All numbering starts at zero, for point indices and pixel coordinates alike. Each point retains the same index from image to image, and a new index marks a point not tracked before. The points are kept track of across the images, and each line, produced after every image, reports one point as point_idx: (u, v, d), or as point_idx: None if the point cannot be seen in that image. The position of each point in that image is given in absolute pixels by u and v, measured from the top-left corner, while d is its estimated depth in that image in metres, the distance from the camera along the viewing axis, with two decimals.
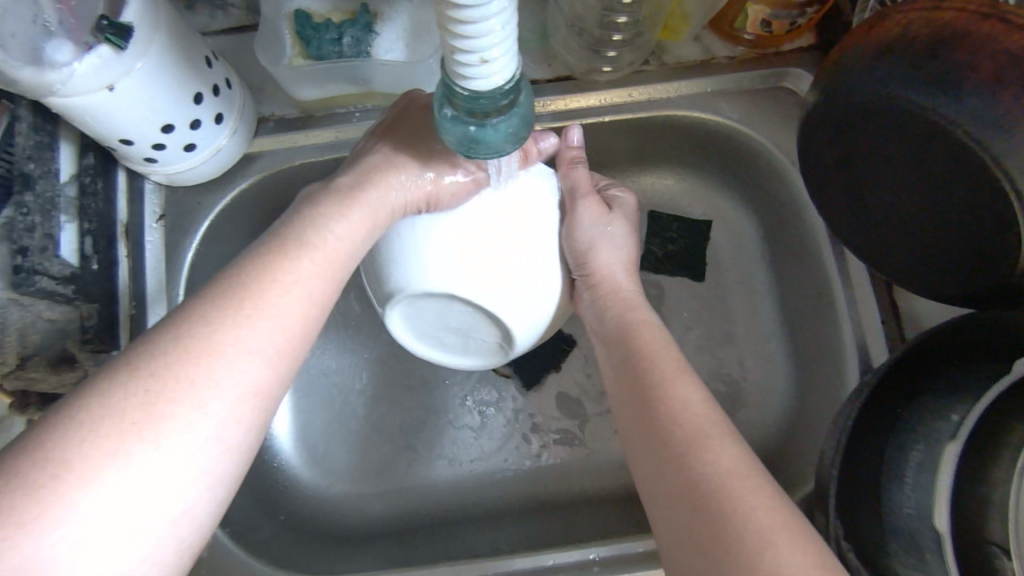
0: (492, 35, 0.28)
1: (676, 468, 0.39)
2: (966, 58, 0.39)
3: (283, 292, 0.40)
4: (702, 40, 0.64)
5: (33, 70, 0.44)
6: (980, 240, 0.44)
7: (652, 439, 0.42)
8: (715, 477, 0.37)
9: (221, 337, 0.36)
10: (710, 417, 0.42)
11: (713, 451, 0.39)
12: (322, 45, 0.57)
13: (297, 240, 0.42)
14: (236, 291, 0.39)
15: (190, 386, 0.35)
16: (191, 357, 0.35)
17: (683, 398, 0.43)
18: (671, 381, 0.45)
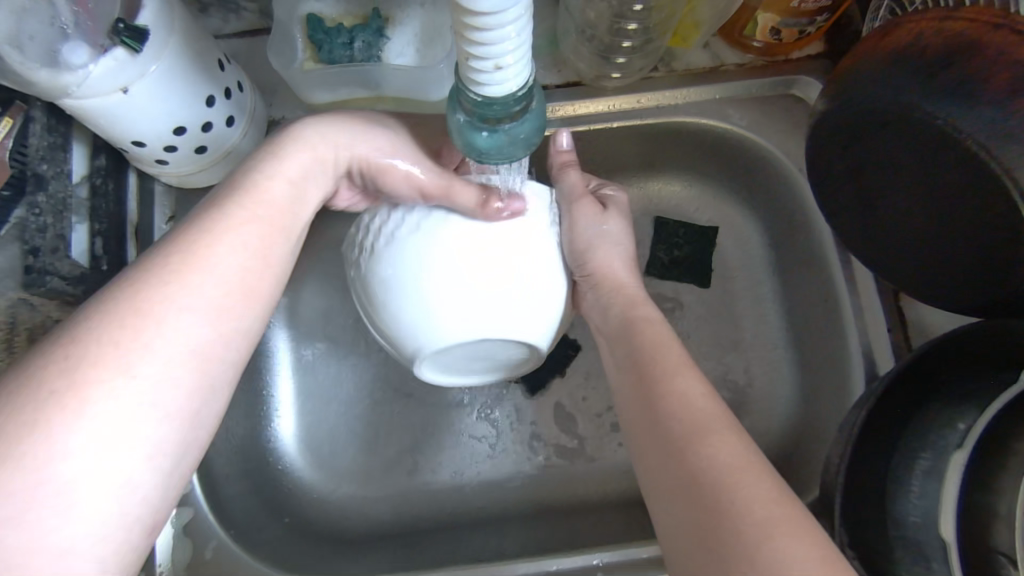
0: (507, 42, 0.29)
1: (675, 459, 0.40)
2: (979, 69, 0.39)
3: (215, 251, 0.40)
4: (711, 47, 0.64)
5: (49, 72, 0.44)
6: (987, 249, 0.44)
7: (655, 433, 0.42)
8: (717, 467, 0.38)
9: (150, 300, 0.37)
10: (712, 410, 0.42)
11: (715, 443, 0.39)
12: (333, 49, 0.58)
13: (233, 192, 0.43)
14: (172, 256, 0.39)
15: (125, 350, 0.35)
16: (122, 322, 0.36)
17: (684, 392, 0.43)
18: (674, 375, 0.45)
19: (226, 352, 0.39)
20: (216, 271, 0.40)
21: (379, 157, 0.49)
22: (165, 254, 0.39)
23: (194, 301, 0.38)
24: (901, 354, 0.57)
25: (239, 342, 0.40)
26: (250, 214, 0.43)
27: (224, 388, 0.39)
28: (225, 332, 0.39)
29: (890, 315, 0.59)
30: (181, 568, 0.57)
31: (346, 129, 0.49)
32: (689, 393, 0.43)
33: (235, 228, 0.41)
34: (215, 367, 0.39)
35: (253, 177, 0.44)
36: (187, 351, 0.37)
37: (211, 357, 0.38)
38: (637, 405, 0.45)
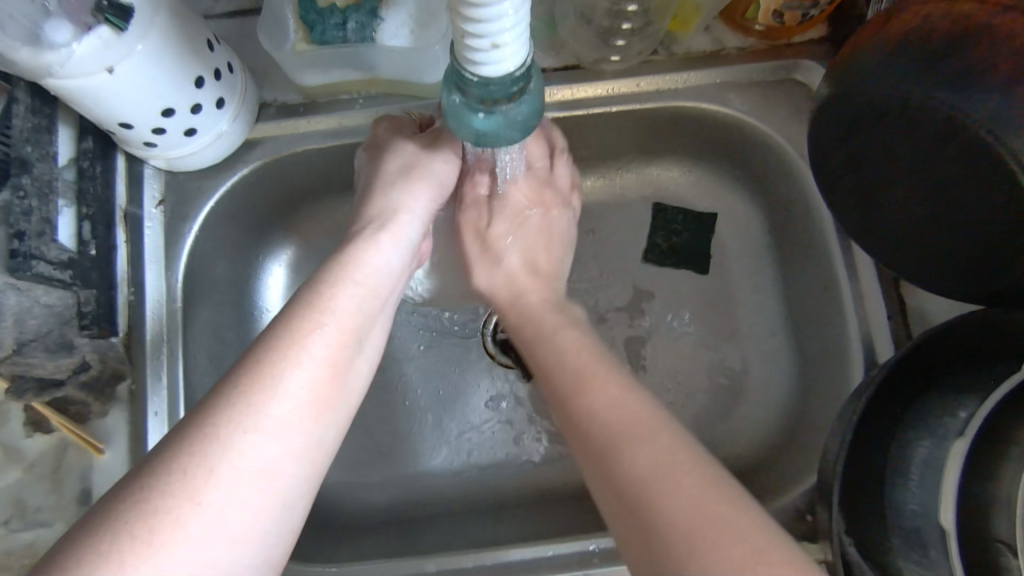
0: (505, 19, 0.27)
1: (603, 474, 0.40)
2: (986, 54, 0.38)
3: (286, 363, 0.39)
4: (713, 31, 0.63)
5: (31, 51, 0.43)
6: (994, 239, 0.43)
7: (593, 460, 0.41)
8: (637, 476, 0.37)
9: (226, 425, 0.36)
10: (635, 414, 0.41)
11: (637, 451, 0.39)
12: (325, 31, 0.56)
13: (311, 303, 0.43)
14: (247, 374, 0.38)
15: (199, 483, 0.34)
16: (199, 455, 0.35)
17: (602, 400, 0.43)
18: (591, 383, 0.44)
19: (297, 469, 0.38)
20: (291, 386, 0.39)
21: (426, 197, 0.54)
22: (241, 371, 0.38)
23: (268, 424, 0.37)
24: (901, 342, 0.57)
25: (313, 459, 0.39)
26: (322, 319, 0.42)
27: (300, 507, 0.38)
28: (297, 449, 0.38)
29: (890, 305, 0.58)
30: None
31: (400, 203, 0.53)
32: (597, 403, 0.42)
33: (308, 338, 0.41)
34: (287, 485, 0.37)
35: (329, 288, 0.44)
36: (257, 475, 0.36)
37: (282, 478, 0.37)
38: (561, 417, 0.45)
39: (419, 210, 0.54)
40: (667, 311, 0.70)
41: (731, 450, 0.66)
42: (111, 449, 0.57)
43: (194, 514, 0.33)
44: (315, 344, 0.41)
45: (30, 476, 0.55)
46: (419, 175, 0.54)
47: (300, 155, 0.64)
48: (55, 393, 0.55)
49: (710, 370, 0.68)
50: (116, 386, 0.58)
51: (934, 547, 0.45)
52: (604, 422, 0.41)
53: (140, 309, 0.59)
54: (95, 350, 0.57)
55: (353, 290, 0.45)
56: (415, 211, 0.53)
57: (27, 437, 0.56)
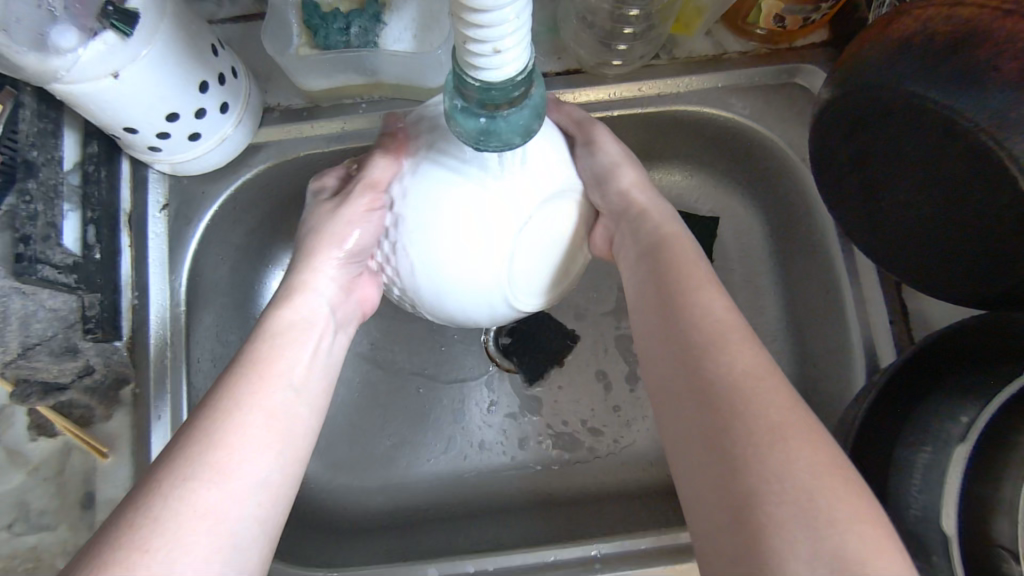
0: (507, 24, 0.28)
1: (690, 365, 0.39)
2: (986, 56, 0.37)
3: (223, 420, 0.40)
4: (714, 35, 0.64)
5: (38, 56, 0.43)
6: (997, 242, 0.43)
7: (681, 351, 0.40)
8: (731, 375, 0.37)
9: (166, 486, 0.36)
10: (733, 325, 0.40)
11: (729, 357, 0.38)
12: (329, 35, 0.57)
13: (258, 360, 0.44)
14: (186, 438, 0.39)
15: (141, 544, 0.34)
16: (139, 519, 0.35)
17: (708, 306, 0.41)
18: (694, 288, 0.43)
19: (247, 515, 0.38)
20: (249, 436, 0.40)
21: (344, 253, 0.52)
22: (175, 438, 0.39)
23: (209, 480, 0.37)
24: (903, 345, 0.57)
25: (265, 504, 0.39)
26: (257, 376, 0.43)
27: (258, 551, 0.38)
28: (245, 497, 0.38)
29: (892, 309, 0.58)
30: None
31: (319, 262, 0.51)
32: (710, 304, 0.41)
33: (245, 394, 0.41)
34: (239, 532, 0.38)
35: (277, 342, 0.45)
36: (202, 529, 0.36)
37: (232, 527, 0.37)
38: (652, 311, 0.43)
39: (336, 265, 0.52)
40: None
41: None
42: (114, 453, 0.58)
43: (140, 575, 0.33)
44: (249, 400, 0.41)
45: (34, 479, 0.56)
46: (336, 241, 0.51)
47: (304, 159, 0.64)
48: (59, 398, 0.56)
49: None
50: (120, 390, 0.59)
51: (936, 553, 0.44)
52: (707, 325, 0.40)
53: (143, 312, 0.59)
54: (99, 355, 0.57)
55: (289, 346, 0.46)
56: (326, 278, 0.51)
57: (31, 441, 0.57)
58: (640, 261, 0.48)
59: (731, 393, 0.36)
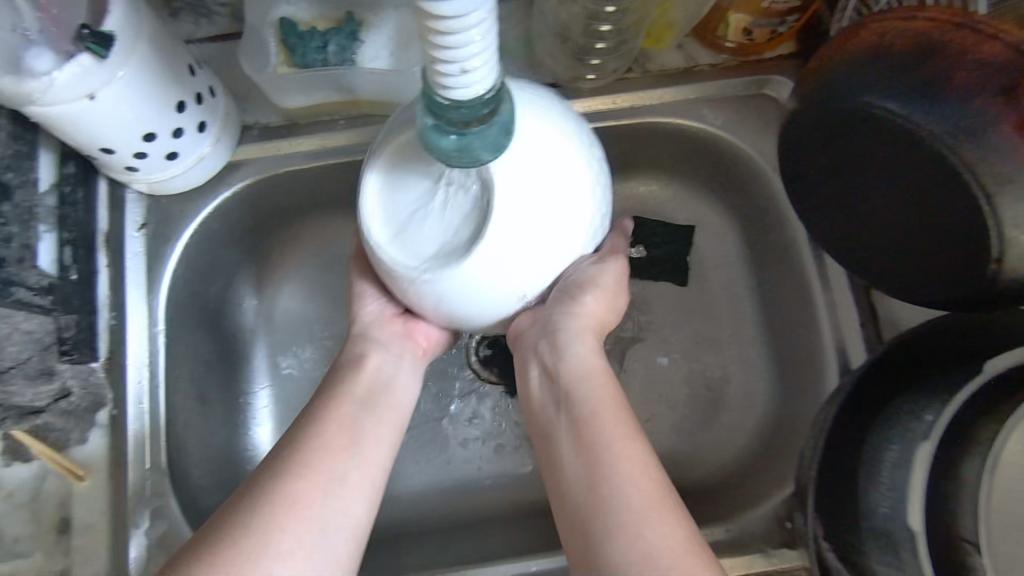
0: (473, 45, 0.28)
1: (608, 519, 0.41)
2: (944, 67, 0.39)
3: (321, 437, 0.47)
4: (686, 47, 0.65)
5: (12, 79, 0.44)
6: (955, 247, 0.45)
7: (600, 500, 0.42)
8: (636, 510, 0.41)
9: (282, 484, 0.44)
10: (647, 481, 0.43)
11: (666, 524, 0.41)
12: (306, 53, 0.58)
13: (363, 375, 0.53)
14: (291, 449, 0.46)
15: (261, 528, 0.41)
16: (261, 509, 0.42)
17: (624, 460, 0.44)
18: (600, 432, 0.46)
19: (343, 515, 0.44)
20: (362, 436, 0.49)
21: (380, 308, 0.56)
22: (281, 451, 0.47)
23: (314, 481, 0.45)
24: (872, 346, 0.58)
25: (356, 509, 0.45)
26: (349, 404, 0.50)
27: (349, 548, 0.44)
28: (341, 499, 0.45)
29: (861, 311, 0.59)
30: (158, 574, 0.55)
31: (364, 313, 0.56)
32: (613, 457, 0.44)
33: (338, 417, 0.49)
34: (335, 530, 0.44)
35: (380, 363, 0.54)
36: (306, 520, 0.43)
37: (329, 525, 0.44)
38: (565, 433, 0.47)
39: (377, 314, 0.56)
40: (648, 324, 0.71)
41: (713, 459, 0.66)
42: (91, 475, 0.57)
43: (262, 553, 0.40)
44: (342, 423, 0.49)
45: (8, 505, 0.55)
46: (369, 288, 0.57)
47: (282, 176, 0.64)
48: (34, 421, 0.56)
49: (691, 381, 0.69)
50: (97, 413, 0.58)
51: (905, 548, 0.45)
52: (619, 459, 0.44)
53: (122, 333, 0.59)
54: (76, 377, 0.57)
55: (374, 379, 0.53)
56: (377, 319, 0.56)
57: (5, 466, 0.56)
58: (559, 397, 0.49)
59: (662, 555, 0.39)
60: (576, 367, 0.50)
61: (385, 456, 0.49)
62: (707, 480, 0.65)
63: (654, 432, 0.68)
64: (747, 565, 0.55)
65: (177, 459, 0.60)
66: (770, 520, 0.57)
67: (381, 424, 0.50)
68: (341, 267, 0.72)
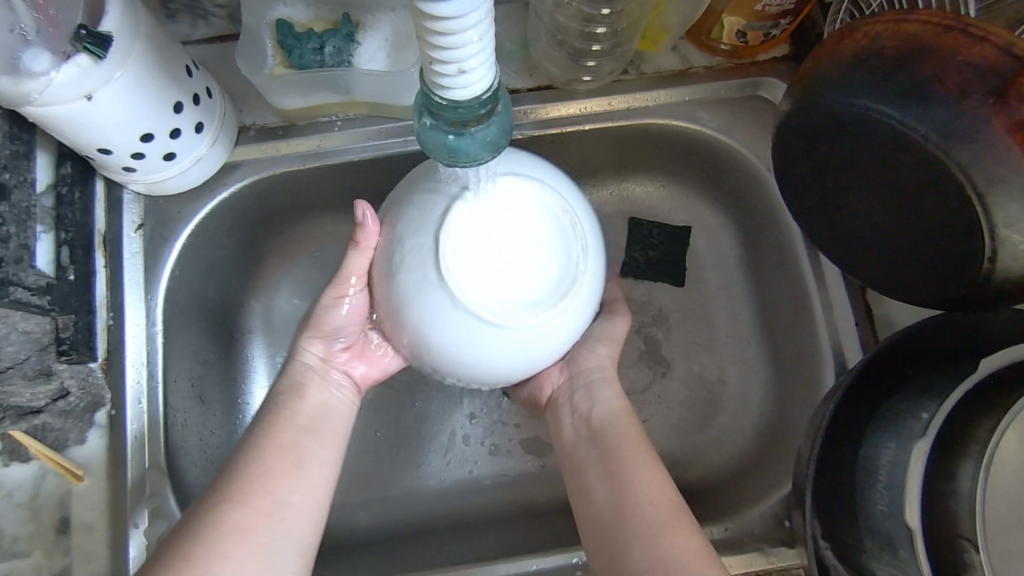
0: (470, 46, 0.29)
1: (632, 532, 0.44)
2: (931, 69, 0.40)
3: (258, 468, 0.47)
4: (681, 50, 0.66)
5: (10, 79, 0.43)
6: (950, 245, 0.45)
7: (624, 515, 0.45)
8: (656, 521, 0.44)
9: (217, 520, 0.44)
10: (670, 498, 0.46)
11: (681, 536, 0.43)
12: (304, 54, 0.58)
13: (292, 405, 0.53)
14: (231, 480, 0.46)
15: (196, 564, 0.41)
16: (195, 545, 0.42)
17: (648, 479, 0.47)
18: (626, 457, 0.49)
19: (280, 548, 0.45)
20: (298, 460, 0.49)
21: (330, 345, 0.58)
22: (222, 481, 0.47)
23: (250, 516, 0.45)
24: (868, 346, 0.59)
25: (294, 539, 0.46)
26: (284, 433, 0.51)
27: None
28: (278, 533, 0.45)
29: (857, 310, 0.60)
30: None
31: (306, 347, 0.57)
32: (636, 476, 0.47)
33: (278, 446, 0.49)
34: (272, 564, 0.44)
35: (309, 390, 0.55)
36: (240, 556, 0.43)
37: (265, 557, 0.44)
38: (593, 464, 0.50)
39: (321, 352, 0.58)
40: (646, 325, 0.71)
41: (711, 458, 0.66)
42: (89, 475, 0.57)
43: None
44: (280, 453, 0.49)
45: (6, 505, 0.55)
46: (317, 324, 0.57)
47: (279, 176, 0.64)
48: (32, 421, 0.55)
49: (688, 381, 0.69)
50: (94, 412, 0.58)
51: (903, 546, 0.46)
52: (641, 480, 0.47)
53: (119, 332, 0.59)
54: (74, 377, 0.57)
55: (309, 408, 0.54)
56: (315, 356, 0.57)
57: (4, 466, 0.55)
58: (590, 437, 0.53)
59: (679, 558, 0.42)
60: (604, 411, 0.54)
61: (326, 478, 0.50)
62: (705, 480, 0.65)
63: (652, 432, 0.68)
64: (746, 564, 0.55)
65: (175, 457, 0.60)
66: (768, 518, 0.57)
67: (319, 453, 0.51)
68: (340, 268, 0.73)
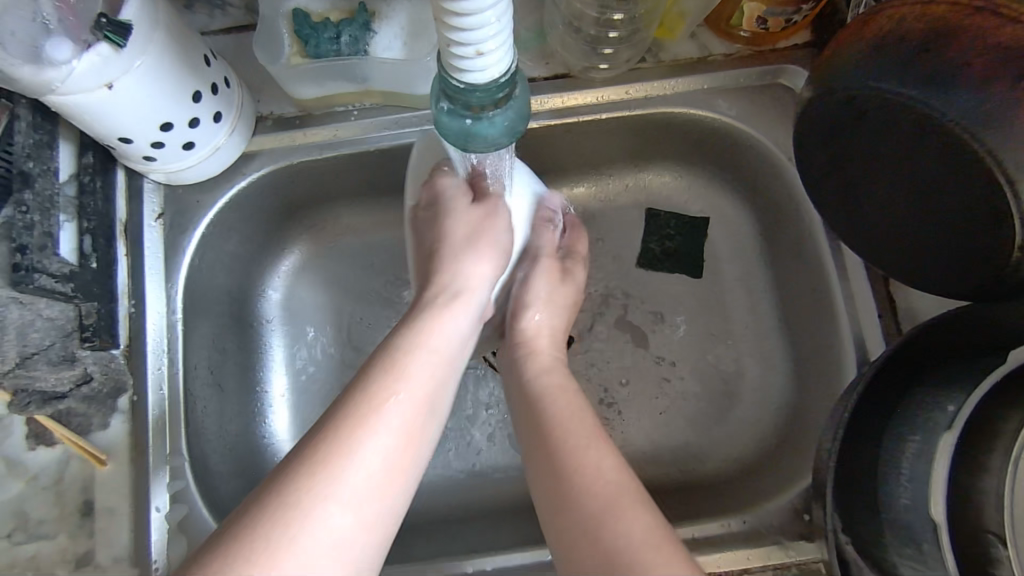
0: (488, 27, 0.29)
1: (579, 527, 0.42)
2: (961, 53, 0.39)
3: (333, 444, 0.41)
4: (699, 37, 0.65)
5: (33, 69, 0.44)
6: (977, 234, 0.44)
7: (568, 508, 0.43)
8: (601, 510, 0.42)
9: (283, 510, 0.38)
10: (623, 483, 0.44)
11: (626, 520, 0.41)
12: (320, 44, 0.58)
13: (406, 341, 0.48)
14: (307, 460, 0.40)
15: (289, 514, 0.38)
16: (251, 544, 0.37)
17: (587, 463, 0.45)
18: (559, 446, 0.47)
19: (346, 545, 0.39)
20: (397, 403, 0.44)
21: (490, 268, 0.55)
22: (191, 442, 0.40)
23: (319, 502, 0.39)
24: (890, 336, 0.58)
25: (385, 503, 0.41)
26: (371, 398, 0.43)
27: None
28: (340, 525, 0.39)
29: (879, 302, 0.59)
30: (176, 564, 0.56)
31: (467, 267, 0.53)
32: (575, 464, 0.45)
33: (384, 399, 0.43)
34: (336, 561, 0.38)
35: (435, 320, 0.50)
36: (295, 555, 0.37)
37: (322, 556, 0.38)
38: (534, 458, 0.48)
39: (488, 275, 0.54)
40: (661, 315, 0.70)
41: (728, 450, 0.66)
42: (113, 460, 0.58)
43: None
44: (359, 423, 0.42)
45: (32, 489, 0.56)
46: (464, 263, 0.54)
47: (297, 166, 0.65)
48: (57, 406, 0.56)
49: (706, 373, 0.69)
50: (117, 398, 0.59)
51: (927, 541, 0.45)
52: (577, 467, 0.45)
53: (140, 320, 0.60)
54: (97, 363, 0.58)
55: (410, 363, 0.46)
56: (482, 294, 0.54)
57: (30, 450, 0.57)
58: (529, 427, 0.51)
59: (631, 545, 0.40)
60: (549, 390, 0.53)
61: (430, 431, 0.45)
62: (722, 472, 0.65)
63: (668, 423, 0.68)
64: (764, 556, 0.55)
65: (196, 443, 0.61)
66: (787, 511, 0.57)
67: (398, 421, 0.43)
68: (356, 258, 0.73)
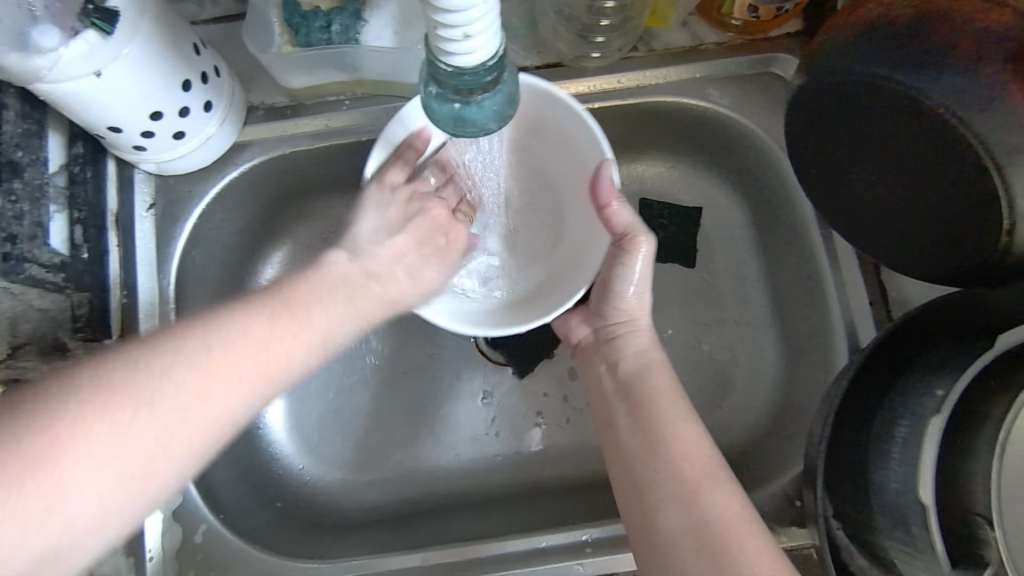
0: (474, 9, 0.29)
1: (667, 489, 0.44)
2: (945, 39, 0.40)
3: (220, 373, 0.40)
4: (690, 26, 0.64)
5: (20, 56, 0.44)
6: (963, 219, 0.45)
7: (660, 470, 0.45)
8: (694, 482, 0.44)
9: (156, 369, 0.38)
10: (710, 463, 0.45)
11: (719, 495, 0.43)
12: (311, 33, 0.58)
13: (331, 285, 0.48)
14: (240, 330, 0.42)
15: (111, 401, 0.37)
16: (82, 409, 0.36)
17: (685, 434, 0.47)
18: (661, 409, 0.49)
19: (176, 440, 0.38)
20: (280, 362, 0.43)
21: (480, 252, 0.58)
22: (61, 385, 0.36)
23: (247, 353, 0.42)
24: (881, 324, 0.58)
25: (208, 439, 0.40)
26: (276, 326, 0.44)
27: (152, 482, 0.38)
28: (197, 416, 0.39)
29: (870, 289, 0.60)
30: (171, 555, 0.58)
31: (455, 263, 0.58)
32: (671, 430, 0.47)
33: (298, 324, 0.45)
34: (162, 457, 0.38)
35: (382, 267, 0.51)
36: (117, 488, 0.37)
37: (147, 461, 0.38)
38: (623, 418, 0.50)
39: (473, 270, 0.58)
40: (656, 305, 0.70)
41: (722, 439, 0.66)
42: None
43: (42, 509, 0.34)
44: (236, 352, 0.41)
45: None
46: (623, 235, 0.54)
47: (286, 156, 0.65)
48: None
49: (700, 363, 0.69)
50: None
51: (915, 524, 0.46)
52: (673, 438, 0.46)
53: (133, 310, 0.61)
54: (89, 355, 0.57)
55: (317, 305, 0.46)
56: (632, 275, 0.54)
57: None
58: (617, 396, 0.52)
59: (716, 521, 0.42)
60: (634, 363, 0.54)
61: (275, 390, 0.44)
62: None
63: None
64: None
65: None
66: (778, 497, 0.58)
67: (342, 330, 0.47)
68: None
